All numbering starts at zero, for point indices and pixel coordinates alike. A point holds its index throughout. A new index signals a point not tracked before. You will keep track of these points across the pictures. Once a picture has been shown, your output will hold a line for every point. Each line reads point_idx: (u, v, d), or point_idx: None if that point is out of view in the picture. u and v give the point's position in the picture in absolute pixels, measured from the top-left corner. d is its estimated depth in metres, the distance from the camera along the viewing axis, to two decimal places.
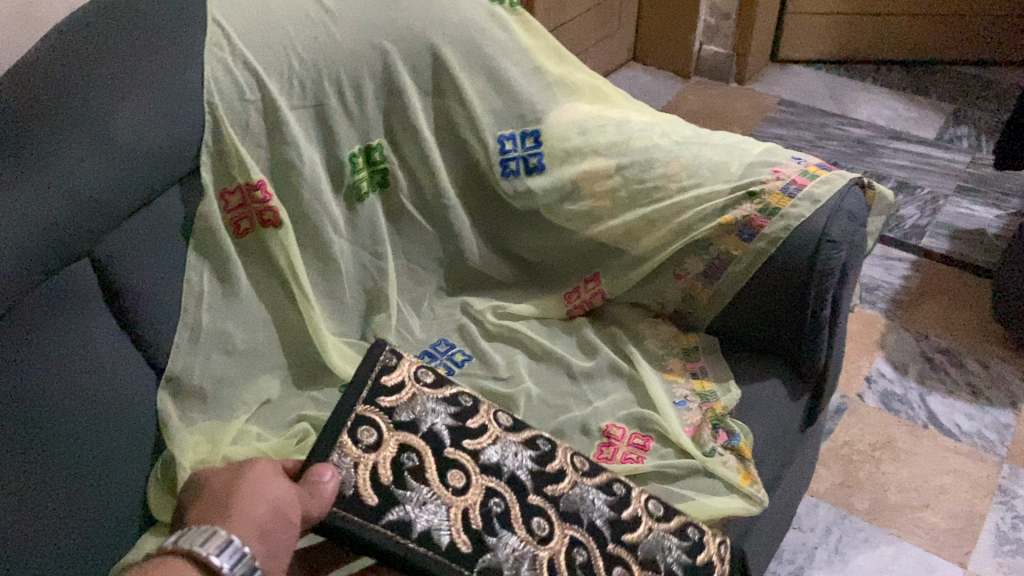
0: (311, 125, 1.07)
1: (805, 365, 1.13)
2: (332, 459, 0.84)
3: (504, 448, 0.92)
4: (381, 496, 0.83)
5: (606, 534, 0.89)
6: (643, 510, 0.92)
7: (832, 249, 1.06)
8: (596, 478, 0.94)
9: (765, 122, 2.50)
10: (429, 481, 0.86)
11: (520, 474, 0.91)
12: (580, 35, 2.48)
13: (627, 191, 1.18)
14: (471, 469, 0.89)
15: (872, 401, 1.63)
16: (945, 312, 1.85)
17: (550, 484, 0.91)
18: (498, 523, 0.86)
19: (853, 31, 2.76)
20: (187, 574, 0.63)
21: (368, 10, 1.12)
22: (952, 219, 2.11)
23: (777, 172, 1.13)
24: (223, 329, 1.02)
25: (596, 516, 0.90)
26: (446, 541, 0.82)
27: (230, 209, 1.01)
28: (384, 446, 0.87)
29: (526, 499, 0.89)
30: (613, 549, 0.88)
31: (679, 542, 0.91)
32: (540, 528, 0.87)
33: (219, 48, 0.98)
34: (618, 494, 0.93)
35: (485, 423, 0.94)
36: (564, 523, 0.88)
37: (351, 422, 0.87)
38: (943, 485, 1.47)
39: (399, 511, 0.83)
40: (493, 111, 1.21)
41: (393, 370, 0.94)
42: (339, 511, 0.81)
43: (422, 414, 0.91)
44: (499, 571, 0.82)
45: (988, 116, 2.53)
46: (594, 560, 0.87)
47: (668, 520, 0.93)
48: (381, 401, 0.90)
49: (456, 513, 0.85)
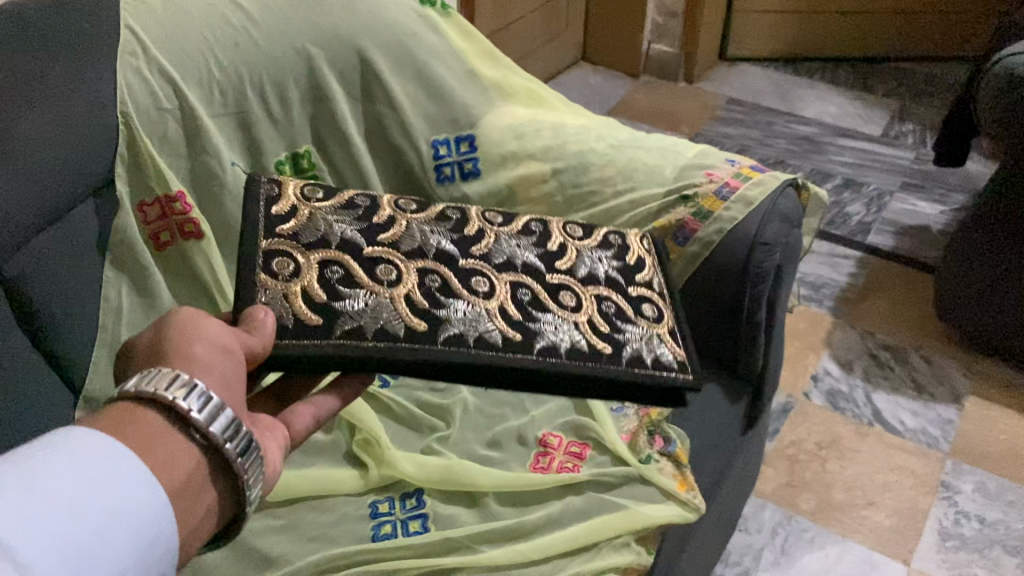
0: (233, 134, 1.05)
1: (741, 368, 1.12)
2: (259, 301, 0.74)
3: (419, 231, 0.86)
4: (325, 315, 0.75)
5: (542, 268, 0.87)
6: (563, 237, 0.93)
7: (765, 252, 1.05)
8: (511, 227, 0.92)
9: (714, 121, 2.51)
10: (361, 283, 0.78)
11: (446, 247, 0.85)
12: (527, 36, 2.46)
13: (563, 196, 1.17)
14: (398, 260, 0.81)
15: (819, 400, 1.64)
16: (890, 308, 1.86)
17: (473, 244, 0.87)
18: (443, 294, 0.80)
19: (800, 29, 2.77)
20: (152, 420, 0.53)
21: (292, 14, 1.09)
22: (897, 215, 2.13)
23: (710, 176, 1.13)
24: None
25: (526, 256, 0.88)
26: (403, 330, 0.76)
27: (149, 222, 0.98)
28: (306, 271, 0.77)
29: (458, 264, 0.84)
30: (553, 279, 0.87)
31: (606, 255, 0.93)
32: (480, 285, 0.83)
33: (132, 56, 0.95)
34: (537, 231, 0.92)
35: (390, 214, 0.87)
36: (503, 275, 0.85)
37: (262, 258, 0.77)
38: (887, 482, 1.48)
39: (347, 321, 0.75)
40: (425, 116, 1.19)
41: (279, 198, 0.84)
42: (285, 344, 0.72)
43: (328, 229, 0.82)
44: (465, 339, 0.77)
45: (932, 113, 2.56)
46: (540, 293, 0.84)
47: (587, 237, 0.95)
48: (280, 232, 0.80)
49: (399, 301, 0.78)
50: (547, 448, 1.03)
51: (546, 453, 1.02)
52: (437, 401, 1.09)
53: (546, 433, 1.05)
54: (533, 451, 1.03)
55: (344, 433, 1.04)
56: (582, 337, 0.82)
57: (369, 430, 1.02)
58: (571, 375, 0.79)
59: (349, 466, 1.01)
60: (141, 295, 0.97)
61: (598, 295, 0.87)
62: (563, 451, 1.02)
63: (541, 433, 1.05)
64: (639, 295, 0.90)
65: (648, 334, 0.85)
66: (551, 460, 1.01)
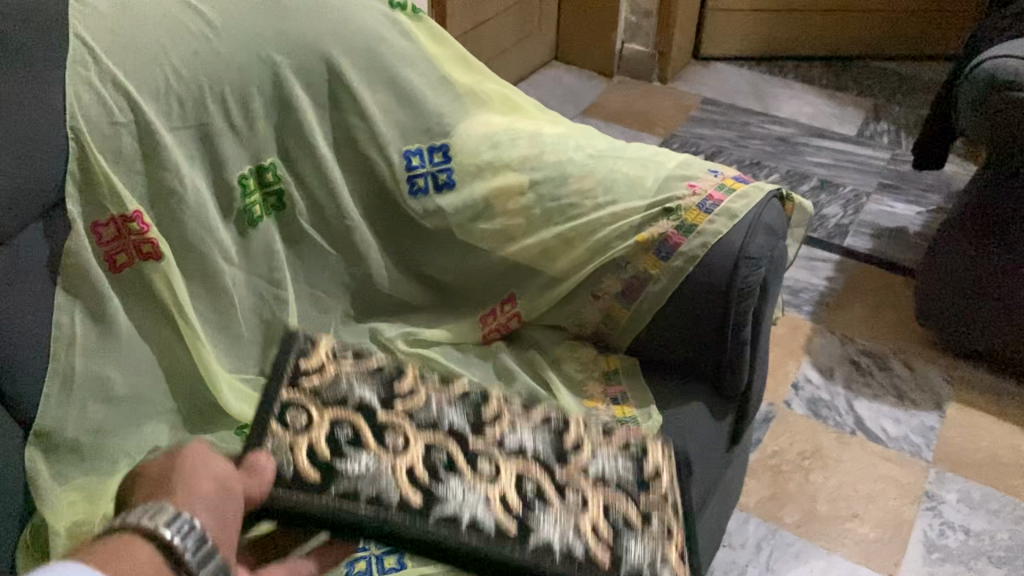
0: (194, 147, 0.99)
1: (727, 385, 1.09)
2: (269, 450, 0.82)
3: (436, 404, 0.91)
4: (324, 471, 0.80)
5: (551, 458, 0.88)
6: (583, 431, 0.92)
7: (752, 266, 1.02)
8: (533, 417, 0.93)
9: (689, 122, 2.48)
10: (366, 446, 0.84)
11: (457, 424, 0.89)
12: (499, 35, 2.41)
13: (541, 208, 1.12)
14: (406, 429, 0.87)
15: (800, 408, 1.61)
16: (869, 313, 1.84)
17: (488, 428, 0.90)
18: (442, 471, 0.84)
19: (774, 28, 2.75)
20: (141, 552, 0.59)
21: (254, 20, 1.03)
22: (874, 217, 2.11)
23: (693, 188, 1.09)
24: (103, 375, 0.92)
25: (538, 446, 0.89)
26: (396, 500, 0.80)
27: (104, 242, 0.92)
28: (316, 425, 0.84)
29: (466, 444, 0.87)
30: (564, 476, 0.87)
31: (624, 458, 0.91)
32: (485, 470, 0.85)
33: (83, 66, 0.89)
34: (557, 426, 0.92)
35: (416, 385, 0.92)
36: (510, 461, 0.87)
37: (279, 408, 0.86)
38: (871, 493, 1.45)
39: (345, 481, 0.80)
40: (396, 125, 1.14)
41: (312, 353, 0.92)
42: (277, 493, 0.78)
43: (348, 390, 0.89)
44: (455, 519, 0.79)
45: (906, 112, 2.55)
46: (544, 484, 0.85)
47: (610, 436, 0.92)
48: (304, 384, 0.89)
49: (397, 468, 0.82)
50: None
51: None
52: None
53: None
54: None
55: None
56: (575, 517, 0.83)
57: None
58: None
59: None
60: (96, 321, 0.92)
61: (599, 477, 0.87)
62: None
63: None
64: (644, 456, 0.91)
65: (650, 551, 0.83)
66: None
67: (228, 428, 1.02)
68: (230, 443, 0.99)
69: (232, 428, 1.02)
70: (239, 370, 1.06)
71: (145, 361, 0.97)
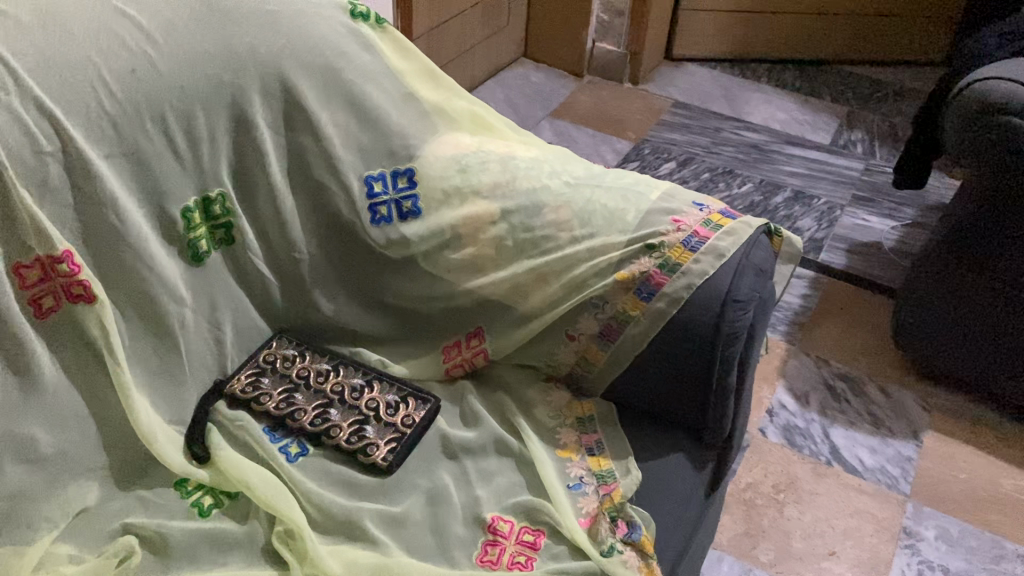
0: (130, 176, 0.89)
1: (708, 434, 1.01)
2: (351, 447, 0.98)
3: (306, 398, 1.02)
4: (360, 420, 1.01)
5: (346, 398, 1.03)
6: (309, 391, 1.03)
7: (739, 311, 0.94)
8: (307, 399, 1.02)
9: (659, 126, 2.41)
10: (326, 387, 1.03)
11: (328, 390, 1.03)
12: (466, 32, 2.31)
13: (513, 239, 1.03)
14: (330, 397, 1.03)
15: (775, 436, 1.56)
16: (843, 333, 1.79)
17: (316, 384, 1.04)
18: (334, 391, 1.03)
19: (747, 30, 2.69)
20: None
21: (197, 33, 0.93)
22: (848, 232, 2.06)
23: (677, 223, 1.00)
24: (25, 433, 0.83)
25: (339, 407, 1.02)
26: (386, 395, 1.04)
27: (27, 286, 0.83)
28: (337, 433, 0.99)
29: (314, 385, 1.04)
30: (356, 389, 1.03)
31: (355, 382, 1.04)
32: (338, 378, 1.04)
33: (1, 89, 0.79)
34: (320, 403, 1.02)
35: (297, 375, 1.04)
36: (339, 372, 1.05)
37: (318, 465, 0.97)
38: (847, 529, 1.40)
39: (352, 414, 1.01)
40: (356, 148, 1.05)
41: (295, 415, 1.00)
42: (367, 450, 0.97)
43: (303, 406, 1.01)
44: (379, 377, 1.06)
45: (879, 121, 2.51)
46: (368, 390, 1.04)
47: (323, 380, 1.04)
48: (327, 438, 0.98)
49: (347, 398, 1.02)
50: (496, 536, 0.91)
51: (495, 542, 0.90)
52: (369, 480, 0.95)
53: (495, 516, 0.93)
54: (481, 539, 0.91)
55: (261, 521, 0.90)
56: (384, 389, 1.04)
57: (290, 521, 0.87)
58: (421, 400, 1.04)
59: (267, 566, 0.87)
60: (16, 372, 0.83)
61: (337, 388, 1.03)
62: (514, 541, 0.91)
63: (489, 515, 0.93)
64: (340, 388, 1.03)
65: (378, 393, 1.04)
66: (500, 552, 0.90)
67: (164, 482, 0.93)
68: (169, 500, 0.91)
69: (171, 482, 0.93)
70: (180, 420, 0.98)
71: (74, 415, 0.87)
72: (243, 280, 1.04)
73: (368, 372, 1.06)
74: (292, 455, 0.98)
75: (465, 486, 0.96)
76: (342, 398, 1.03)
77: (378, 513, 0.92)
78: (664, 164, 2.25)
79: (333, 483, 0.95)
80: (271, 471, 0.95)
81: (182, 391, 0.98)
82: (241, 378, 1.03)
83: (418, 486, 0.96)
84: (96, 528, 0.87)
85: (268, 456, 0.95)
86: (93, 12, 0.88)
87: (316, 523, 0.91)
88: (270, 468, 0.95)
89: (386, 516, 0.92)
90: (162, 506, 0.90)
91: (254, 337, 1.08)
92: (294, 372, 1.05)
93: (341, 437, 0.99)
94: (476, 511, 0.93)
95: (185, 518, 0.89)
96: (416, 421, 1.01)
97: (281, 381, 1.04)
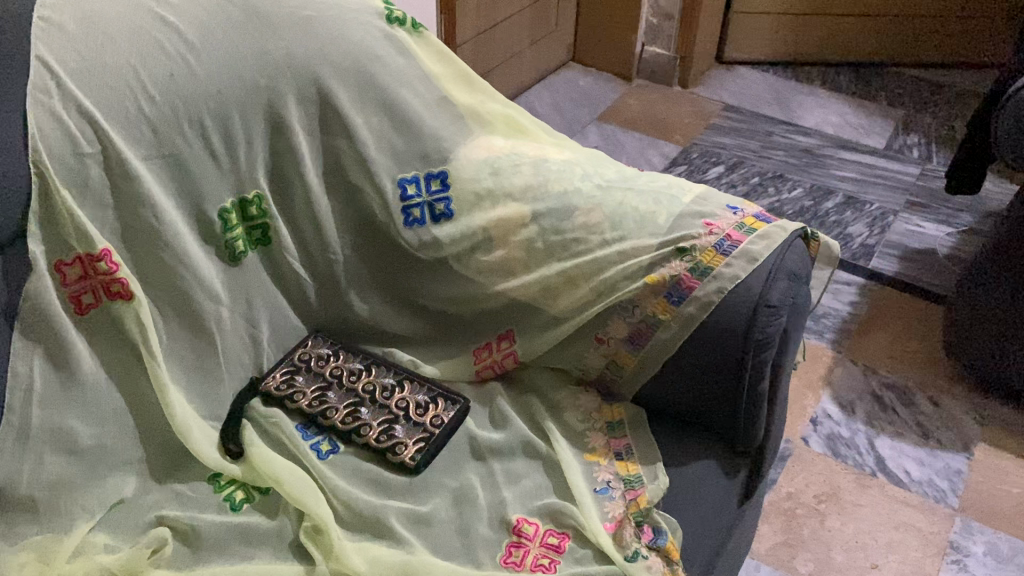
0: (168, 177, 0.92)
1: (740, 441, 0.99)
2: (381, 445, 0.99)
3: (338, 397, 1.04)
4: (390, 420, 1.02)
5: (377, 397, 1.04)
6: (341, 390, 1.05)
7: (771, 316, 0.93)
8: (339, 398, 1.04)
9: (708, 130, 2.38)
10: (358, 386, 1.05)
11: (360, 390, 1.05)
12: (513, 36, 2.32)
13: (544, 242, 1.03)
14: (361, 396, 1.04)
15: (818, 445, 1.53)
16: (893, 342, 1.75)
17: (349, 382, 1.05)
18: (366, 391, 1.04)
19: (801, 32, 2.65)
20: None
21: (234, 38, 0.96)
22: (901, 238, 2.01)
23: (709, 226, 0.99)
24: (64, 425, 0.86)
25: (370, 405, 1.03)
26: (416, 394, 1.05)
27: (69, 283, 0.86)
28: (367, 432, 1.00)
29: (346, 384, 1.05)
30: (387, 389, 1.05)
31: (386, 382, 1.06)
32: (370, 378, 1.06)
33: (44, 93, 0.84)
34: (351, 401, 1.04)
35: (330, 374, 1.06)
36: (371, 371, 1.06)
37: (349, 463, 0.98)
38: (891, 542, 1.37)
39: (382, 413, 1.03)
40: (390, 151, 1.06)
41: (327, 414, 1.02)
42: (396, 449, 0.99)
43: (335, 405, 1.03)
44: (410, 376, 1.07)
45: (937, 124, 2.44)
46: (399, 389, 1.05)
47: (355, 379, 1.06)
48: (357, 437, 1.00)
49: (378, 398, 1.04)
50: (521, 538, 0.91)
51: (519, 544, 0.90)
52: (396, 479, 0.96)
53: (520, 518, 0.93)
54: (506, 540, 0.91)
55: (290, 517, 0.91)
56: (415, 389, 1.05)
57: (317, 517, 0.88)
58: (450, 399, 1.04)
59: (294, 561, 0.88)
60: (58, 366, 0.86)
61: (368, 387, 1.05)
62: (539, 543, 0.90)
63: (514, 517, 0.93)
64: (371, 387, 1.05)
65: (408, 392, 1.05)
66: (524, 554, 0.89)
67: (199, 476, 0.95)
68: (202, 494, 0.93)
69: (204, 476, 0.95)
70: (215, 416, 1.00)
71: (112, 408, 0.90)
72: (279, 280, 1.06)
73: (399, 372, 1.07)
74: (323, 452, 0.99)
75: (492, 487, 0.96)
76: (373, 397, 1.04)
77: (404, 511, 0.93)
78: (711, 168, 2.23)
79: (361, 481, 0.97)
80: (302, 468, 0.97)
81: (218, 388, 1.00)
82: (276, 376, 1.05)
83: (445, 486, 0.97)
84: (132, 519, 0.89)
85: (299, 453, 0.97)
86: (135, 18, 0.91)
87: (343, 520, 0.92)
88: (300, 464, 0.97)
89: (412, 515, 0.93)
90: (196, 500, 0.92)
91: (290, 336, 1.10)
92: (327, 370, 1.06)
93: (372, 436, 1.00)
94: (502, 513, 0.93)
95: (216, 512, 0.91)
96: (445, 421, 1.02)
97: (314, 379, 1.05)
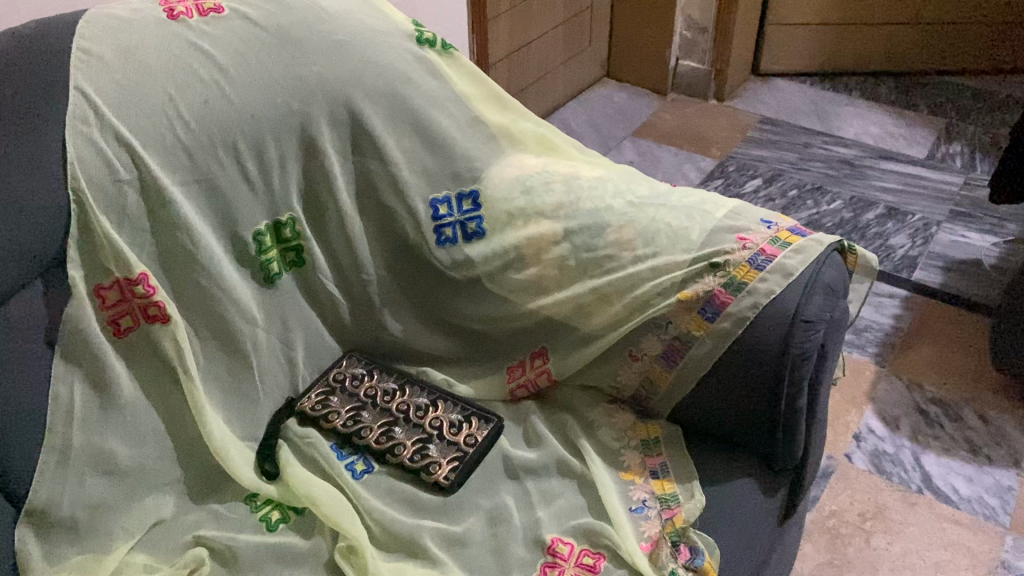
0: (203, 202, 0.94)
1: (778, 459, 0.97)
2: (416, 464, 0.99)
3: (373, 416, 1.04)
4: (423, 439, 1.02)
5: (411, 415, 1.04)
6: (377, 409, 1.05)
7: (808, 331, 0.91)
8: (375, 418, 1.04)
9: (745, 142, 2.37)
10: (392, 405, 1.05)
11: (395, 409, 1.05)
12: (548, 53, 2.33)
13: (576, 259, 1.03)
14: (395, 414, 1.04)
15: (862, 462, 1.49)
16: (938, 355, 1.71)
17: (383, 401, 1.06)
18: (401, 412, 1.05)
19: (838, 43, 2.63)
20: None
21: (266, 63, 0.98)
22: (945, 249, 1.97)
23: (743, 241, 0.98)
24: (105, 447, 0.88)
25: (405, 424, 1.03)
26: (450, 413, 1.05)
27: (107, 307, 0.88)
28: (402, 451, 1.00)
29: (381, 404, 1.05)
30: (422, 407, 1.05)
31: (421, 400, 1.06)
32: (406, 399, 1.06)
33: (83, 123, 0.86)
34: (386, 420, 1.04)
35: (366, 394, 1.06)
36: (406, 390, 1.07)
37: (382, 482, 0.98)
38: (939, 562, 1.33)
39: (417, 432, 1.03)
40: (422, 172, 1.07)
41: (362, 433, 1.02)
42: (430, 467, 0.99)
43: (371, 424, 1.04)
44: (444, 396, 1.07)
45: (981, 132, 2.39)
46: (433, 408, 1.05)
47: (389, 398, 1.06)
48: (391, 457, 1.00)
49: (412, 418, 1.04)
50: (555, 558, 0.90)
51: (554, 564, 0.90)
52: (432, 500, 0.96)
53: (555, 539, 0.92)
54: (540, 560, 0.90)
55: (325, 536, 0.91)
56: (448, 409, 1.05)
57: (352, 537, 0.88)
58: (484, 417, 1.04)
59: None
60: (97, 389, 0.88)
61: (403, 406, 1.05)
62: (574, 564, 0.89)
63: (549, 538, 0.92)
64: (406, 406, 1.05)
65: (443, 411, 1.05)
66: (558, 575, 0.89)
67: (236, 496, 0.96)
68: (239, 514, 0.94)
69: (242, 497, 0.96)
70: (253, 436, 1.01)
71: (149, 429, 0.92)
72: (315, 301, 1.08)
73: (434, 392, 1.07)
74: (357, 472, 0.99)
75: (527, 507, 0.96)
76: (407, 416, 1.04)
77: (438, 531, 0.93)
78: (749, 181, 2.21)
79: (396, 501, 0.97)
80: (337, 487, 0.97)
81: (254, 410, 1.01)
82: (312, 396, 1.05)
83: (479, 506, 0.96)
84: (170, 539, 0.90)
85: (334, 473, 0.97)
86: (171, 46, 0.93)
87: (377, 539, 0.92)
88: (335, 484, 0.97)
89: (447, 536, 0.92)
90: (233, 521, 0.93)
91: (325, 356, 1.11)
92: (362, 390, 1.07)
93: (406, 456, 1.00)
94: (537, 533, 0.93)
95: (253, 532, 0.92)
96: (479, 440, 1.02)
97: (349, 399, 1.06)
